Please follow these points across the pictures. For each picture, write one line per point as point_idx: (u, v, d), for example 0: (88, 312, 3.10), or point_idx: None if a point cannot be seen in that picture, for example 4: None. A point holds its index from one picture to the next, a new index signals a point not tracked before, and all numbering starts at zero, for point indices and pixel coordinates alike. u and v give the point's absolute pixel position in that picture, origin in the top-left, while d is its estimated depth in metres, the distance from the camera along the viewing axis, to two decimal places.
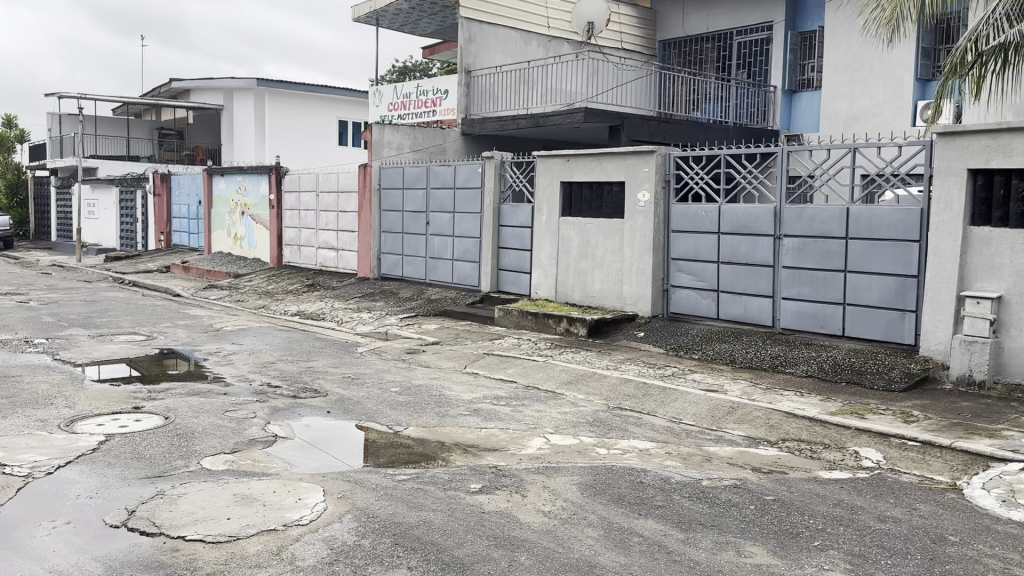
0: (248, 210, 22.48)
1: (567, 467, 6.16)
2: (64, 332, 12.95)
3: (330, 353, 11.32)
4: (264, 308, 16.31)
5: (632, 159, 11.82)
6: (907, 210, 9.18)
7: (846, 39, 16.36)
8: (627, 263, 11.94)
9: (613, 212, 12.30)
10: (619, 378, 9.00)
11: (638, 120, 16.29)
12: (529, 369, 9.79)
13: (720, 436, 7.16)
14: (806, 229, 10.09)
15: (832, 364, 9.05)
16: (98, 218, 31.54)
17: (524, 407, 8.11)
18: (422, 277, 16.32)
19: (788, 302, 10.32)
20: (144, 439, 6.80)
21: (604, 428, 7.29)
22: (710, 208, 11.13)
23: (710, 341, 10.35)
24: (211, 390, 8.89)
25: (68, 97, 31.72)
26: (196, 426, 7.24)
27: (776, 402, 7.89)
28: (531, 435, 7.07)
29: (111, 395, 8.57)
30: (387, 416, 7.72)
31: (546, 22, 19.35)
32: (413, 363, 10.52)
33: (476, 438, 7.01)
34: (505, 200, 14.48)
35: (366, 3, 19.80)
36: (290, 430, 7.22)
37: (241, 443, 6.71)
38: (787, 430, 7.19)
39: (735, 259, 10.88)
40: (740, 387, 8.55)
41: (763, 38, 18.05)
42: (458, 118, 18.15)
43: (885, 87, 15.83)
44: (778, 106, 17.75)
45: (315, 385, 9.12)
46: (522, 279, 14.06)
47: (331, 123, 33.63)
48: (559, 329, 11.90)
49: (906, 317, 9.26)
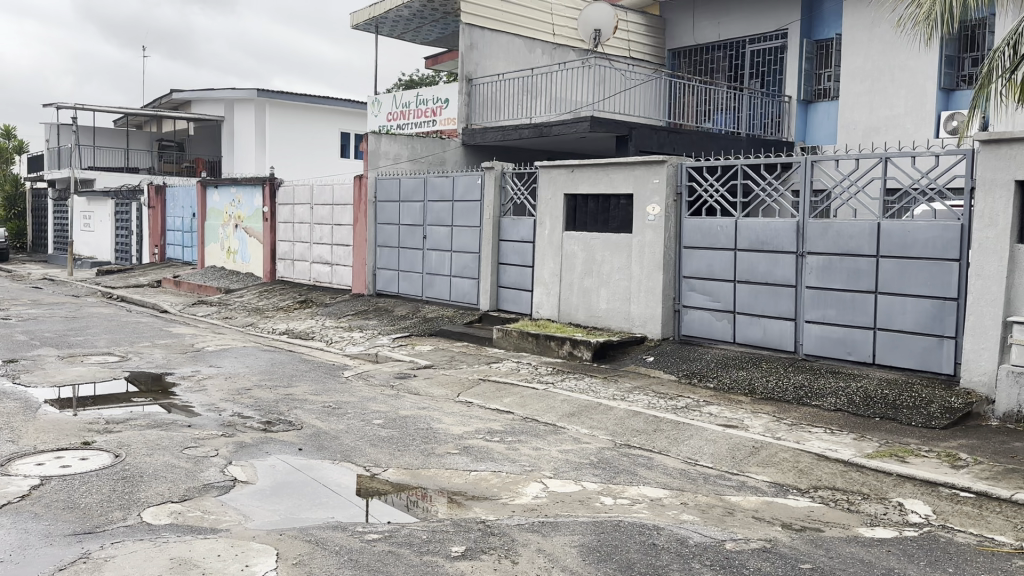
0: (242, 223, 21.72)
1: (566, 523, 5.27)
2: (33, 351, 12.12)
3: (313, 377, 10.46)
4: (252, 326, 15.48)
5: (641, 169, 11.00)
6: (946, 224, 8.32)
7: (865, 46, 15.59)
8: (635, 281, 11.10)
9: (620, 226, 11.46)
10: (627, 410, 8.10)
11: (646, 130, 15.51)
12: (528, 398, 8.90)
13: (742, 481, 6.28)
14: (831, 246, 9.23)
15: (863, 397, 8.15)
16: (93, 230, 30.80)
17: (521, 443, 7.22)
18: (418, 294, 15.48)
19: (812, 326, 9.44)
20: (84, 483, 5.95)
21: (610, 471, 6.40)
22: (726, 223, 10.27)
23: (726, 367, 9.47)
24: (175, 421, 8.02)
25: (65, 108, 31.07)
26: (147, 467, 6.38)
27: (804, 442, 7.00)
28: (526, 480, 6.18)
29: (63, 426, 7.72)
30: (364, 454, 6.85)
31: (551, 30, 18.63)
32: (402, 390, 9.65)
33: (464, 483, 6.12)
34: (506, 213, 13.63)
35: (365, 9, 19.08)
36: (252, 472, 6.36)
37: (193, 490, 5.87)
38: (819, 476, 6.31)
39: (752, 278, 10.02)
40: (762, 421, 7.66)
41: (777, 47, 17.30)
42: (459, 127, 17.30)
43: (906, 97, 15.02)
44: (793, 117, 16.84)
45: (290, 416, 8.26)
46: (522, 297, 13.18)
47: (334, 136, 32.88)
48: (561, 353, 11.02)
49: (944, 344, 8.36)
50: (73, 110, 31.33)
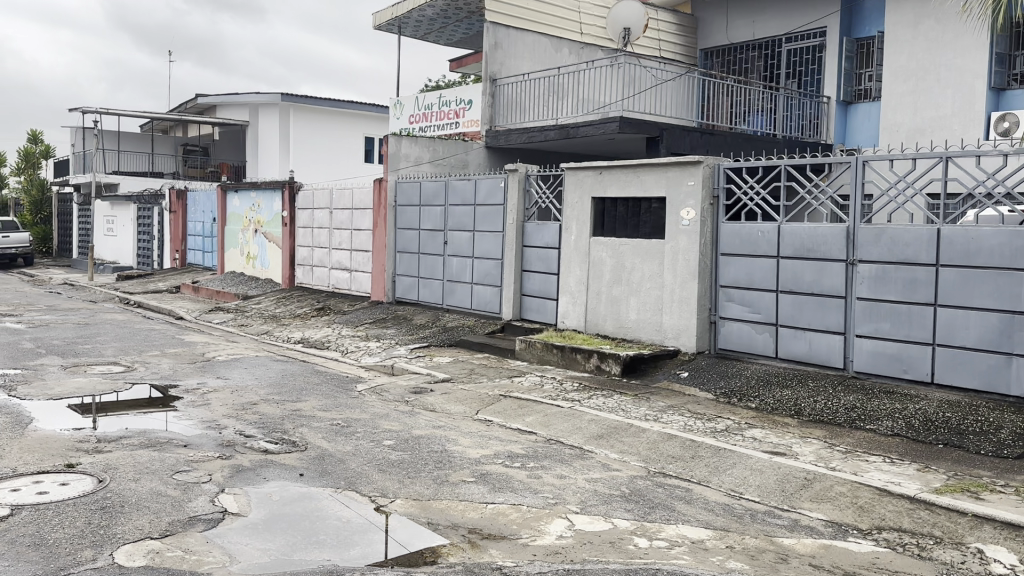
0: (262, 228, 21.23)
1: (595, 572, 4.57)
2: (36, 361, 11.59)
3: (324, 391, 9.84)
4: (266, 334, 14.94)
5: (674, 171, 10.30)
6: (1015, 231, 7.53)
7: (909, 45, 14.74)
8: (667, 290, 10.38)
9: (651, 231, 10.74)
10: (661, 433, 7.38)
11: (679, 131, 14.75)
12: (552, 418, 8.22)
13: (794, 520, 5.55)
14: (885, 254, 8.47)
15: (923, 421, 7.36)
16: (115, 235, 30.50)
17: (544, 471, 6.53)
18: (438, 302, 14.85)
19: (863, 341, 8.66)
20: (57, 515, 5.34)
21: (644, 507, 5.68)
22: (768, 227, 9.54)
23: (769, 385, 8.72)
24: (171, 441, 7.41)
25: (90, 112, 30.85)
26: (130, 496, 5.76)
27: (862, 473, 6.26)
28: (550, 515, 5.48)
29: (50, 445, 7.14)
30: (371, 482, 6.18)
31: (578, 28, 17.96)
32: (417, 406, 8.99)
33: (480, 518, 5.44)
34: (530, 218, 12.96)
35: (387, 9, 18.52)
36: (245, 503, 5.72)
37: (177, 525, 5.25)
38: (881, 514, 5.57)
39: (797, 288, 9.26)
40: (812, 448, 6.92)
41: (815, 45, 16.48)
42: (483, 129, 16.68)
43: (954, 97, 14.17)
44: (832, 118, 16.02)
45: (295, 435, 7.63)
46: (547, 306, 12.48)
47: (358, 140, 32.54)
48: (588, 367, 10.32)
49: (1013, 362, 7.56)
50: (97, 114, 31.08)
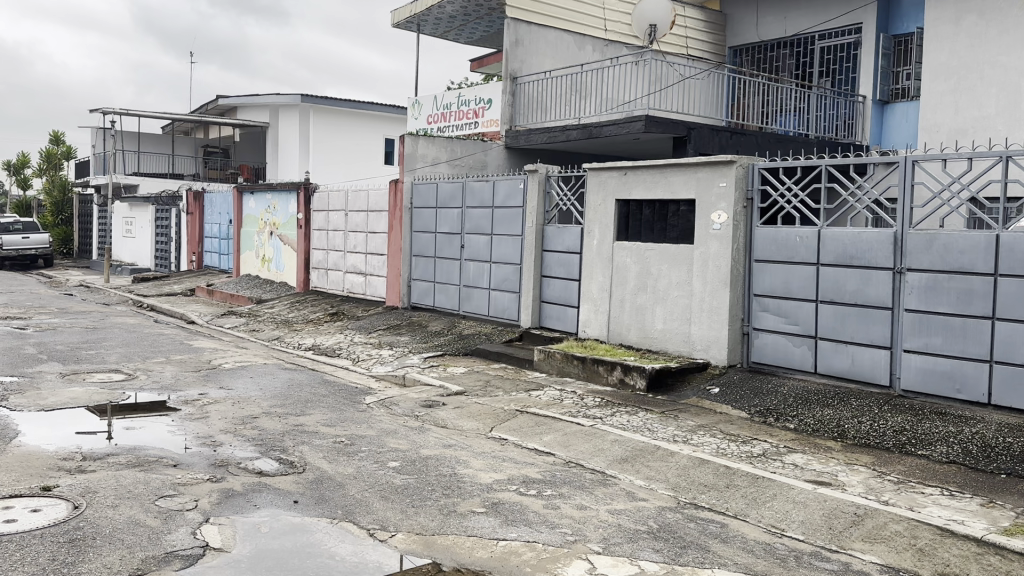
0: (277, 230, 20.77)
1: None
2: (36, 368, 11.15)
3: (330, 403, 9.29)
4: (278, 341, 14.44)
5: (705, 172, 9.65)
6: None
7: (950, 41, 13.93)
8: (697, 299, 9.74)
9: (679, 236, 10.10)
10: (692, 458, 6.74)
11: (707, 132, 14.08)
12: (572, 437, 7.60)
13: (845, 564, 4.89)
14: (937, 263, 7.79)
15: (982, 447, 6.67)
16: (134, 237, 30.24)
17: (562, 500, 5.90)
18: (455, 307, 14.27)
19: (911, 356, 7.97)
20: (19, 549, 4.81)
21: (675, 546, 5.05)
22: (807, 232, 8.87)
23: (808, 404, 8.06)
24: (160, 459, 6.87)
25: (110, 113, 30.77)
26: (105, 526, 5.21)
27: (919, 509, 5.60)
28: (570, 556, 4.87)
29: (30, 463, 6.63)
30: (371, 512, 5.59)
31: (603, 25, 17.34)
32: (428, 422, 8.40)
33: (488, 559, 4.83)
34: (550, 221, 12.31)
35: (405, 6, 17.99)
36: (229, 535, 5.15)
37: (149, 562, 4.70)
38: (945, 560, 4.91)
39: (838, 298, 8.59)
40: (861, 478, 6.26)
41: (850, 43, 15.73)
42: (503, 129, 16.05)
43: (998, 96, 13.37)
44: (868, 118, 15.25)
45: (294, 454, 7.08)
46: (568, 314, 11.85)
47: (377, 141, 32.03)
48: (610, 380, 9.69)
49: None
50: (117, 115, 30.95)
